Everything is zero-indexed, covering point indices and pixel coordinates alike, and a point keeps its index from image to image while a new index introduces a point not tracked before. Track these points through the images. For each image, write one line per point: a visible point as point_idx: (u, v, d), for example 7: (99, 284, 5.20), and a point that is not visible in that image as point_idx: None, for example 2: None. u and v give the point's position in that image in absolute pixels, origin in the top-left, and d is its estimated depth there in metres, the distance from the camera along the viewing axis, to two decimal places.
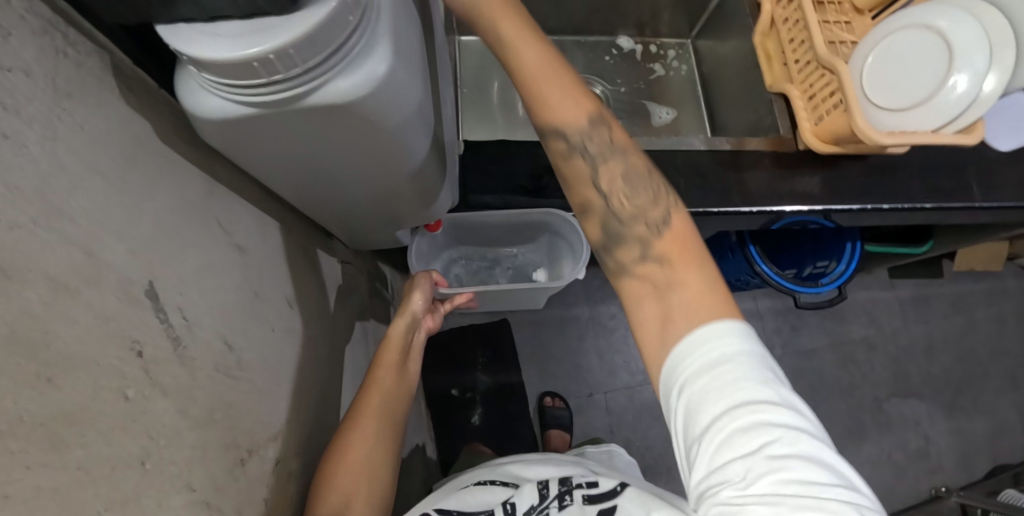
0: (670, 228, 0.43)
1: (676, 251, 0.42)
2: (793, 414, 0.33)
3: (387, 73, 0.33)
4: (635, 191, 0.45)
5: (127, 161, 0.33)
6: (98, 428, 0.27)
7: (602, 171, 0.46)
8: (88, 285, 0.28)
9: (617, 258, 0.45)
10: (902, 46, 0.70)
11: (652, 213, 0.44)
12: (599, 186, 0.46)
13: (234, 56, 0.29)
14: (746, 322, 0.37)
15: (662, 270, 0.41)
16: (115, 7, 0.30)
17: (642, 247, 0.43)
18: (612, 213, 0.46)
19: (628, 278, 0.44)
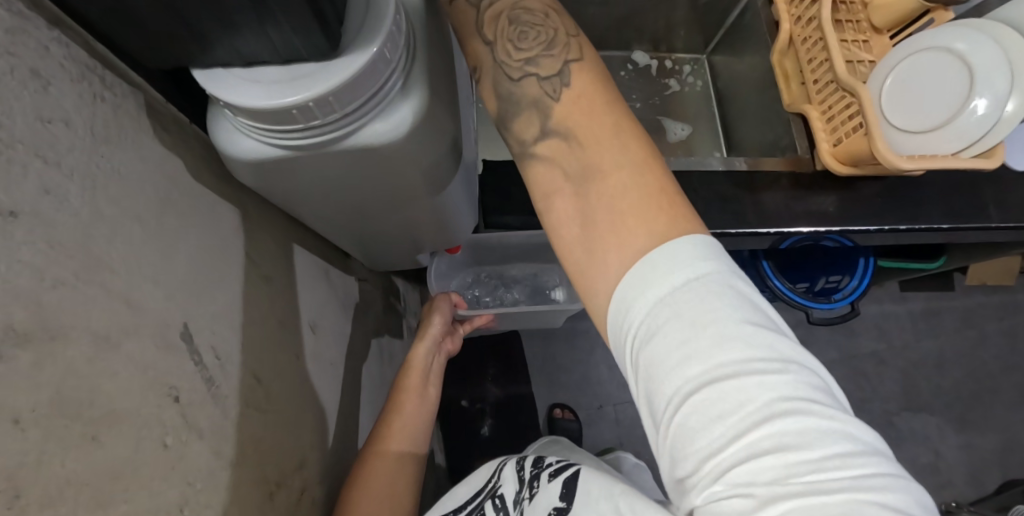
0: (569, 82, 0.39)
1: (581, 117, 0.38)
2: (759, 368, 0.27)
3: (422, 116, 0.33)
4: (524, 37, 0.41)
5: (161, 202, 0.33)
6: (140, 480, 0.26)
7: (490, 19, 0.42)
8: (128, 336, 0.28)
9: (518, 134, 0.41)
10: (922, 68, 0.69)
11: (554, 81, 0.40)
12: (486, 37, 0.42)
13: (274, 103, 0.29)
14: (691, 243, 0.31)
15: (573, 148, 0.38)
16: (154, 53, 0.30)
17: (541, 115, 0.40)
18: (507, 74, 0.41)
19: (532, 159, 0.40)
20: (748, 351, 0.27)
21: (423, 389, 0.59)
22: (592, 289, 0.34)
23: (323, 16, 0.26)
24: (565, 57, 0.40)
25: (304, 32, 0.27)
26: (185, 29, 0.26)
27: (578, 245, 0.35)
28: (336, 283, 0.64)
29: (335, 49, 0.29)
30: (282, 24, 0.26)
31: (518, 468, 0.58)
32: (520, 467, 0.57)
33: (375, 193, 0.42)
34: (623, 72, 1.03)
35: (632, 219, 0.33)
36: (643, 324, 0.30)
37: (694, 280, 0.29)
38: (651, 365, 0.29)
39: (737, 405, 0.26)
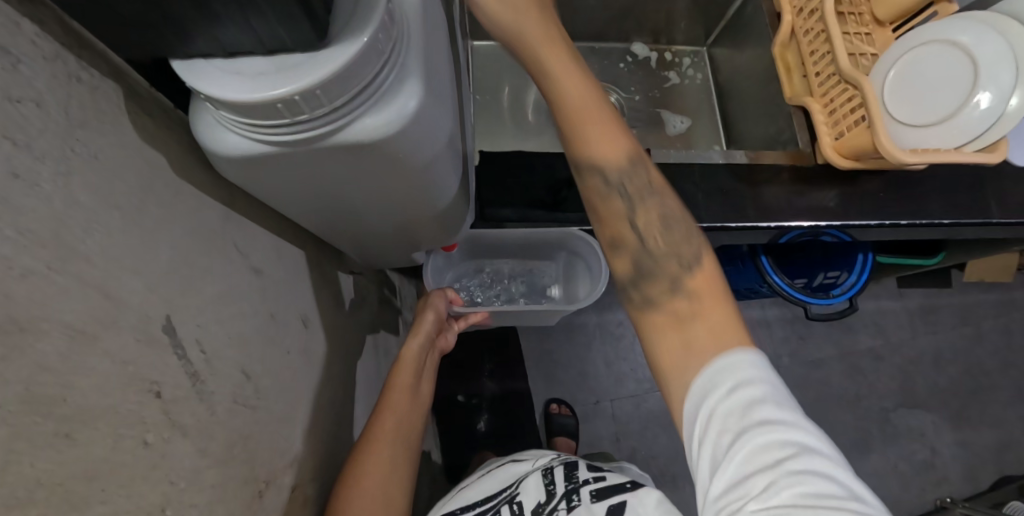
0: (699, 266, 0.45)
1: (703, 289, 0.43)
2: (806, 450, 0.33)
3: (417, 108, 0.31)
4: (669, 230, 0.46)
5: (142, 190, 0.32)
6: (119, 481, 0.25)
7: (638, 212, 0.47)
8: (105, 328, 0.26)
9: (646, 290, 0.45)
10: (926, 60, 0.68)
11: (680, 252, 0.46)
12: (635, 224, 0.47)
13: (256, 97, 0.27)
14: (762, 353, 0.38)
15: (689, 304, 0.42)
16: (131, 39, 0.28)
17: (673, 281, 0.44)
18: (645, 243, 0.46)
19: (652, 311, 0.44)
20: (799, 437, 0.34)
21: (416, 387, 0.57)
22: (669, 366, 0.41)
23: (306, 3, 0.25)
24: (691, 245, 0.46)
25: (287, 20, 0.25)
26: (162, 14, 0.25)
27: (666, 341, 0.42)
28: (329, 277, 0.63)
29: (322, 38, 0.27)
30: (264, 8, 0.24)
31: (545, 482, 0.56)
32: (549, 481, 0.56)
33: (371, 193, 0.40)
34: (623, 65, 1.00)
35: (711, 327, 0.40)
36: (717, 395, 0.37)
37: (762, 374, 0.37)
38: (721, 426, 0.36)
39: (781, 469, 0.32)
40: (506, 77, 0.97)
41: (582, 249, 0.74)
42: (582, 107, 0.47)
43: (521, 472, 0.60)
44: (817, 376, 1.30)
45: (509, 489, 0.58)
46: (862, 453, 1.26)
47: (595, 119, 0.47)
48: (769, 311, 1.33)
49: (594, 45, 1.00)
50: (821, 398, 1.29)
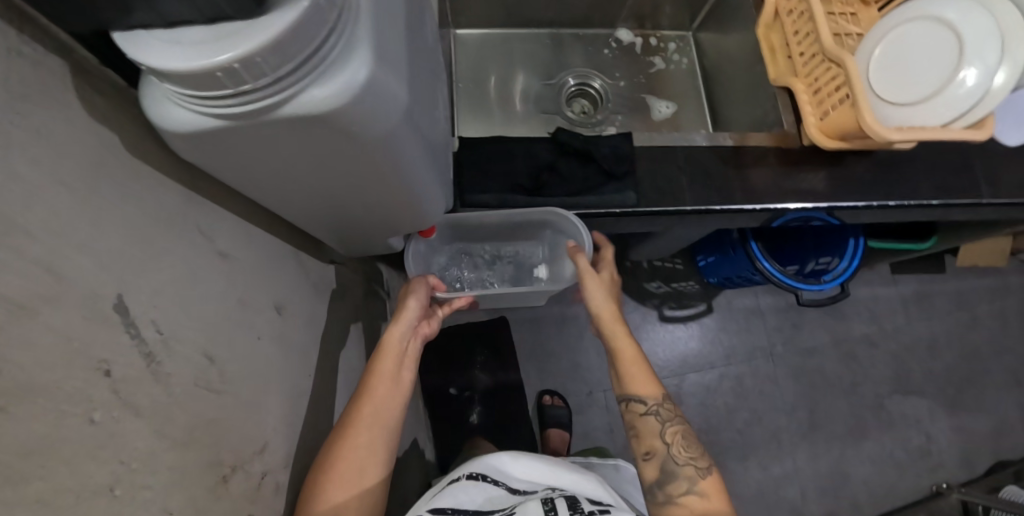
0: (709, 471, 0.61)
1: (711, 487, 0.59)
2: None
3: (367, 79, 0.30)
4: (689, 446, 0.62)
5: (91, 167, 0.31)
6: (62, 459, 0.25)
7: (669, 431, 0.63)
8: (48, 303, 0.26)
9: (669, 490, 0.60)
10: (910, 39, 0.68)
11: (691, 454, 0.62)
12: (665, 439, 0.63)
13: (194, 66, 0.26)
14: None
15: (701, 500, 0.58)
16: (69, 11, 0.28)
17: (689, 482, 0.59)
18: (670, 458, 0.61)
19: (672, 506, 0.59)
20: None
21: (397, 373, 0.57)
22: None
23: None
24: (699, 450, 0.62)
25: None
26: None
27: None
28: (308, 265, 0.62)
29: (261, 5, 0.26)
30: None
31: (547, 509, 0.53)
32: (551, 508, 0.53)
33: (336, 174, 0.40)
34: (607, 51, 1.00)
35: None
36: None
37: None
38: None
39: None
40: (490, 64, 0.96)
41: (552, 218, 0.73)
42: (634, 360, 0.67)
43: (512, 502, 0.57)
44: (811, 364, 1.29)
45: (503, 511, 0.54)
46: (857, 440, 1.25)
47: (637, 359, 0.67)
48: (762, 299, 1.32)
49: (579, 32, 0.99)
50: (815, 386, 1.28)
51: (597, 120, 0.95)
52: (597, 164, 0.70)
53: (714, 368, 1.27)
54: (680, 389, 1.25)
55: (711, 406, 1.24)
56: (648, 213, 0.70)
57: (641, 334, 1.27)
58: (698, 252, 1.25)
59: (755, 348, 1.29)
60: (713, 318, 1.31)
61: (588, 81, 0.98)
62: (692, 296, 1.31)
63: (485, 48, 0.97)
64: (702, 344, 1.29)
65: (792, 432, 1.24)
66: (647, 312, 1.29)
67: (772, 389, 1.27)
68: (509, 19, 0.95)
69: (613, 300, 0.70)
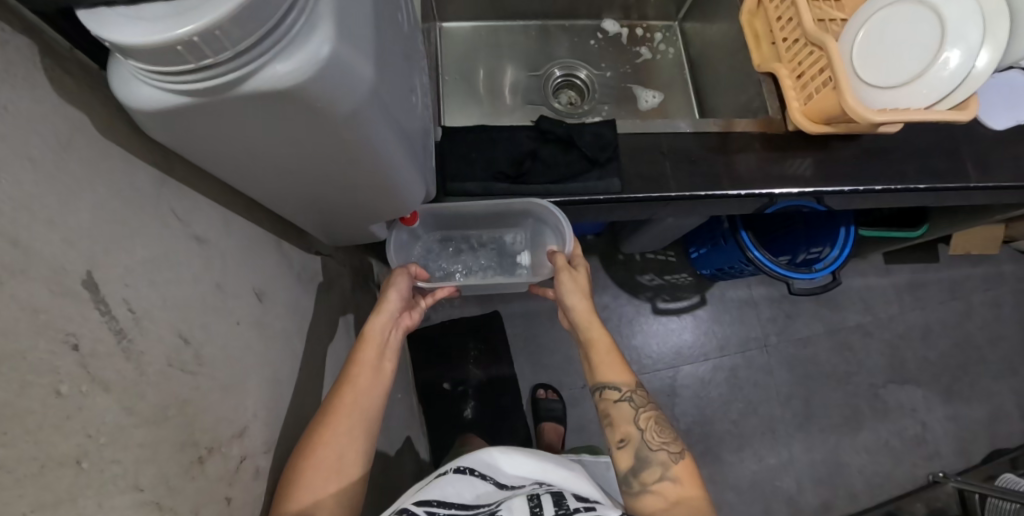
0: (682, 457, 0.61)
1: (683, 473, 0.60)
2: None
3: (330, 55, 0.30)
4: (661, 432, 0.63)
5: (60, 145, 0.31)
6: (26, 427, 0.25)
7: (642, 417, 0.64)
8: (13, 275, 0.26)
9: (643, 477, 0.60)
10: (893, 19, 0.66)
11: (664, 440, 0.62)
12: (639, 425, 0.63)
13: (154, 39, 0.26)
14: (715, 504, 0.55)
15: (675, 487, 0.59)
16: None
17: (663, 468, 0.60)
18: (644, 444, 0.62)
19: (647, 493, 0.59)
20: None
21: (378, 362, 0.57)
22: None
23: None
24: (671, 436, 0.63)
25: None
26: None
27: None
28: (291, 256, 0.62)
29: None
30: None
31: (532, 506, 0.52)
32: (536, 505, 0.52)
33: (309, 160, 0.40)
34: (593, 42, 1.00)
35: None
36: None
37: None
38: None
39: None
40: (477, 57, 0.96)
41: (533, 207, 0.74)
42: (603, 348, 0.68)
43: (498, 498, 0.55)
44: (805, 354, 1.29)
45: (488, 507, 0.52)
46: (853, 430, 1.25)
47: (607, 347, 0.68)
48: (755, 290, 1.32)
49: (565, 23, 1.00)
50: (810, 376, 1.28)
51: (584, 110, 0.96)
52: (579, 151, 0.70)
53: (707, 359, 1.27)
54: (674, 381, 1.25)
55: (705, 397, 1.24)
56: (631, 200, 0.70)
57: (634, 326, 1.27)
58: (690, 244, 1.26)
59: (749, 339, 1.29)
60: (706, 310, 1.31)
61: (574, 72, 0.98)
62: (685, 288, 1.32)
63: (471, 40, 0.97)
64: (695, 336, 1.29)
65: (787, 422, 1.24)
66: (640, 304, 1.29)
67: (766, 380, 1.27)
68: (495, 11, 0.95)
69: (587, 294, 0.70)
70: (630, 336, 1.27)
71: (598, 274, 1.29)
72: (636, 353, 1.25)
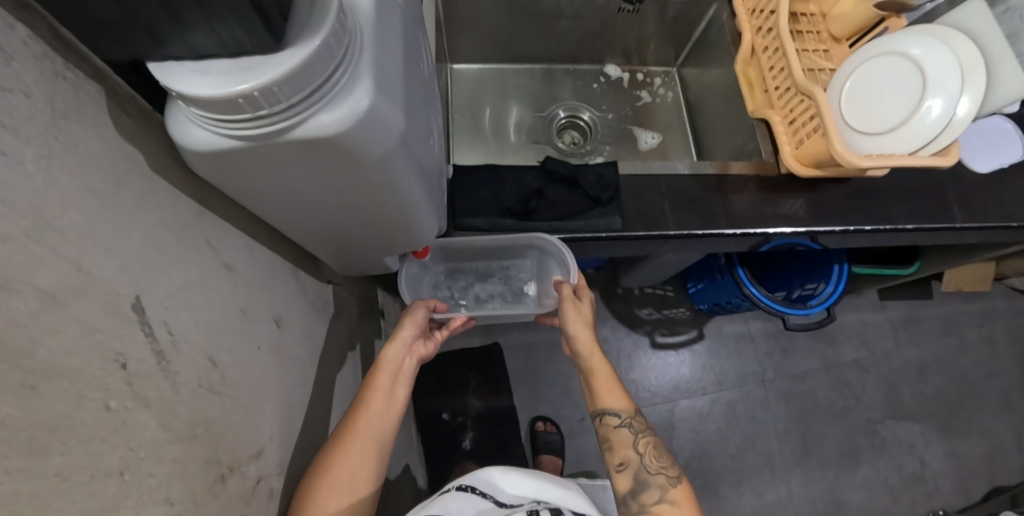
0: (680, 481, 0.63)
1: (681, 497, 0.61)
2: None
3: (369, 107, 0.34)
4: (660, 456, 0.65)
5: (118, 179, 0.34)
6: (78, 436, 0.27)
7: (641, 442, 0.65)
8: (75, 297, 0.29)
9: (643, 500, 0.62)
10: (877, 71, 0.71)
11: (662, 464, 0.64)
12: (638, 450, 0.65)
13: (220, 92, 0.30)
14: None
15: (674, 509, 0.60)
16: (111, 47, 0.31)
17: (661, 492, 0.61)
18: (643, 467, 0.64)
19: None
20: None
21: (389, 388, 0.59)
22: None
23: (262, 9, 0.28)
24: (669, 460, 0.65)
25: (244, 24, 0.28)
26: (137, 21, 0.28)
27: None
28: (306, 284, 0.65)
29: (279, 41, 0.30)
30: (228, 19, 0.28)
31: None
32: None
33: (339, 197, 0.43)
34: (596, 85, 1.06)
35: None
36: None
37: None
38: None
39: None
40: (484, 98, 1.02)
41: (537, 241, 0.77)
42: (603, 376, 0.69)
43: None
44: (802, 390, 1.30)
45: None
46: (851, 466, 1.25)
47: (606, 375, 0.69)
48: (752, 325, 1.34)
49: (568, 67, 1.06)
50: (807, 411, 1.29)
51: (586, 149, 1.00)
52: (582, 191, 0.74)
53: (705, 393, 1.28)
54: (672, 415, 1.26)
55: (704, 432, 1.25)
56: (631, 237, 0.73)
57: (633, 360, 1.29)
58: (689, 279, 1.29)
59: (746, 373, 1.30)
60: (703, 344, 1.32)
61: (577, 113, 1.03)
62: (683, 322, 1.34)
63: (480, 82, 1.03)
64: (694, 370, 1.30)
65: (785, 458, 1.24)
66: (638, 338, 1.31)
67: (764, 414, 1.27)
68: (503, 55, 1.02)
69: (588, 323, 0.72)
70: (628, 370, 1.28)
71: (598, 306, 1.32)
72: (635, 386, 1.27)
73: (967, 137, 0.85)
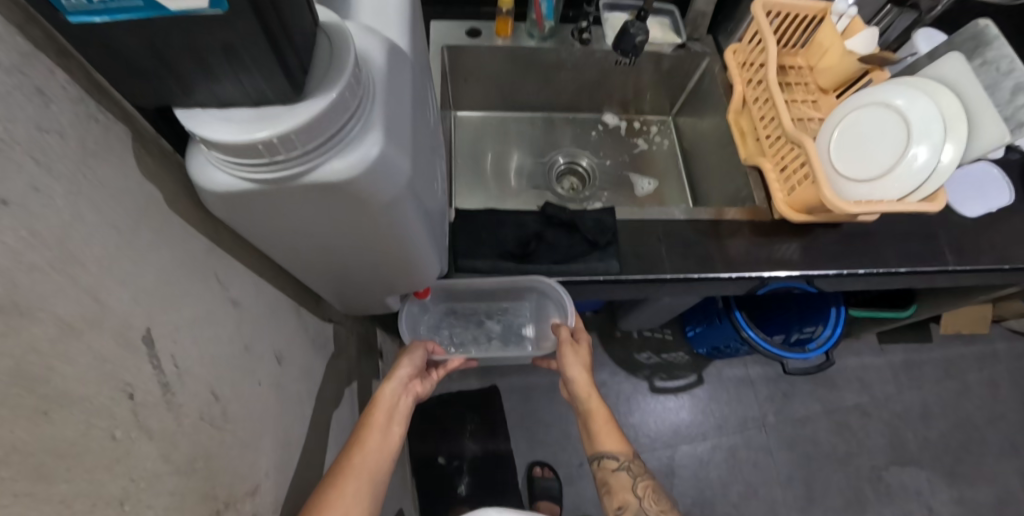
0: None
1: None
2: None
3: (379, 154, 0.36)
4: (660, 499, 0.64)
5: (138, 215, 0.36)
6: (84, 464, 0.27)
7: (640, 485, 0.65)
8: (91, 326, 0.30)
9: None
10: (862, 121, 0.75)
11: (662, 509, 0.64)
12: (637, 493, 0.64)
13: (242, 138, 0.32)
14: None
15: None
16: (142, 98, 0.34)
17: None
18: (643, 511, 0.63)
19: None
20: None
21: (387, 427, 0.60)
22: None
23: (285, 64, 0.30)
24: (669, 504, 0.64)
25: (269, 77, 0.31)
26: (168, 72, 0.30)
27: None
28: (307, 322, 0.66)
29: (299, 94, 0.32)
30: (253, 70, 0.30)
31: None
32: None
33: (346, 238, 0.45)
34: (594, 132, 1.10)
35: None
36: None
37: None
38: None
39: None
40: (486, 144, 1.06)
41: (537, 284, 0.79)
42: (600, 418, 0.69)
43: None
44: (804, 435, 1.28)
45: None
46: None
47: (603, 418, 0.69)
48: (752, 369, 1.33)
49: (569, 116, 1.11)
50: (810, 458, 1.26)
51: (586, 195, 1.03)
52: (581, 235, 0.76)
53: (706, 439, 1.25)
54: (672, 460, 1.23)
55: (705, 479, 1.22)
56: (630, 280, 0.75)
57: (632, 404, 1.27)
58: (687, 323, 1.29)
59: (747, 418, 1.28)
60: (703, 389, 1.31)
61: (576, 160, 1.07)
62: (682, 367, 1.33)
63: (482, 129, 1.08)
64: (693, 415, 1.28)
65: (789, 506, 1.21)
66: (638, 382, 1.30)
67: (766, 460, 1.25)
68: (504, 104, 1.07)
69: (587, 366, 0.71)
70: (627, 414, 1.26)
71: (597, 349, 1.32)
72: (634, 431, 1.25)
73: (971, 174, 0.89)
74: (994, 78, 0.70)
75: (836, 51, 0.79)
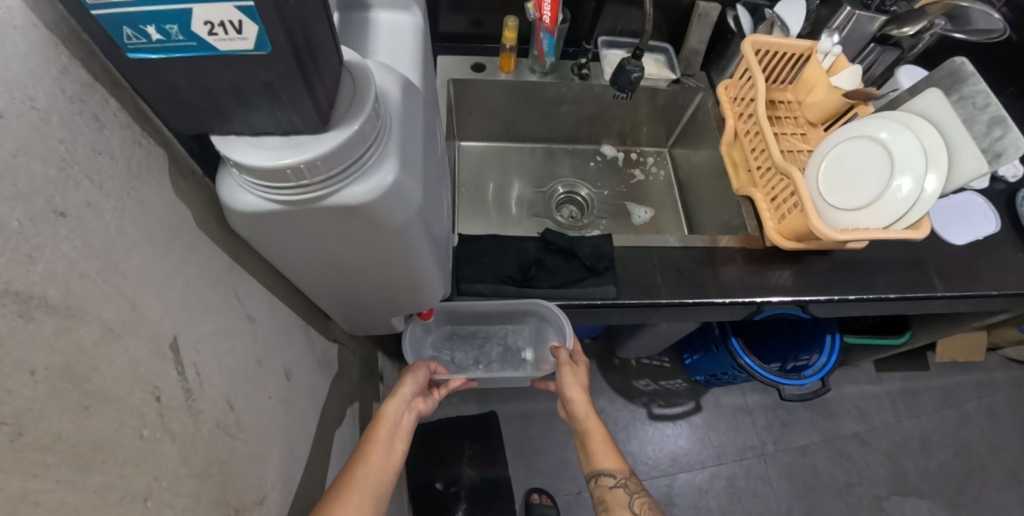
0: None
1: None
2: None
3: (393, 181, 0.39)
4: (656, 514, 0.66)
5: (172, 231, 0.39)
6: (116, 459, 0.30)
7: (637, 502, 0.66)
8: (128, 331, 0.32)
9: None
10: (847, 154, 0.79)
11: None
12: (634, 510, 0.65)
13: (273, 164, 0.35)
14: None
15: None
16: (180, 127, 0.37)
17: None
18: None
19: None
20: None
21: (390, 443, 0.61)
22: None
23: (316, 99, 0.34)
24: None
25: (299, 110, 0.34)
26: (210, 104, 0.34)
27: None
28: (315, 341, 0.68)
29: (325, 125, 0.36)
30: (286, 103, 0.34)
31: None
32: None
33: (358, 258, 0.48)
34: (593, 162, 1.15)
35: None
36: None
37: None
38: None
39: None
40: (488, 173, 1.10)
41: (536, 308, 0.81)
42: (597, 436, 0.70)
43: None
44: (803, 464, 1.28)
45: None
46: None
47: (600, 437, 0.70)
48: (750, 397, 1.34)
49: (568, 147, 1.15)
50: (809, 487, 1.25)
51: (585, 223, 1.06)
52: (580, 260, 0.79)
53: (705, 467, 1.25)
54: (672, 489, 1.22)
55: (704, 508, 1.21)
56: (627, 304, 0.77)
57: (631, 432, 1.28)
58: (684, 351, 1.31)
59: (746, 447, 1.28)
60: (702, 416, 1.31)
61: (575, 189, 1.11)
62: (680, 394, 1.34)
63: (485, 159, 1.12)
64: (692, 443, 1.28)
65: None
66: (636, 409, 1.30)
67: (766, 490, 1.24)
68: (506, 135, 1.12)
69: (585, 387, 0.72)
70: (626, 441, 1.26)
71: (596, 376, 1.33)
72: (633, 458, 1.24)
73: (953, 202, 0.93)
74: (971, 112, 0.71)
75: (823, 87, 0.84)
